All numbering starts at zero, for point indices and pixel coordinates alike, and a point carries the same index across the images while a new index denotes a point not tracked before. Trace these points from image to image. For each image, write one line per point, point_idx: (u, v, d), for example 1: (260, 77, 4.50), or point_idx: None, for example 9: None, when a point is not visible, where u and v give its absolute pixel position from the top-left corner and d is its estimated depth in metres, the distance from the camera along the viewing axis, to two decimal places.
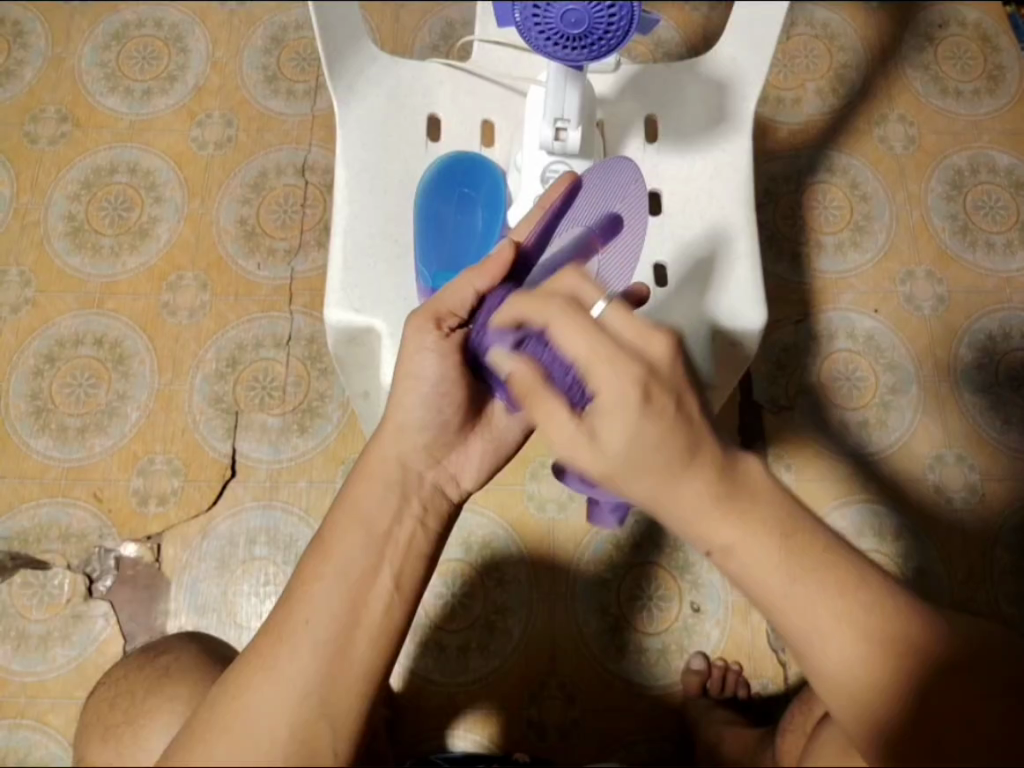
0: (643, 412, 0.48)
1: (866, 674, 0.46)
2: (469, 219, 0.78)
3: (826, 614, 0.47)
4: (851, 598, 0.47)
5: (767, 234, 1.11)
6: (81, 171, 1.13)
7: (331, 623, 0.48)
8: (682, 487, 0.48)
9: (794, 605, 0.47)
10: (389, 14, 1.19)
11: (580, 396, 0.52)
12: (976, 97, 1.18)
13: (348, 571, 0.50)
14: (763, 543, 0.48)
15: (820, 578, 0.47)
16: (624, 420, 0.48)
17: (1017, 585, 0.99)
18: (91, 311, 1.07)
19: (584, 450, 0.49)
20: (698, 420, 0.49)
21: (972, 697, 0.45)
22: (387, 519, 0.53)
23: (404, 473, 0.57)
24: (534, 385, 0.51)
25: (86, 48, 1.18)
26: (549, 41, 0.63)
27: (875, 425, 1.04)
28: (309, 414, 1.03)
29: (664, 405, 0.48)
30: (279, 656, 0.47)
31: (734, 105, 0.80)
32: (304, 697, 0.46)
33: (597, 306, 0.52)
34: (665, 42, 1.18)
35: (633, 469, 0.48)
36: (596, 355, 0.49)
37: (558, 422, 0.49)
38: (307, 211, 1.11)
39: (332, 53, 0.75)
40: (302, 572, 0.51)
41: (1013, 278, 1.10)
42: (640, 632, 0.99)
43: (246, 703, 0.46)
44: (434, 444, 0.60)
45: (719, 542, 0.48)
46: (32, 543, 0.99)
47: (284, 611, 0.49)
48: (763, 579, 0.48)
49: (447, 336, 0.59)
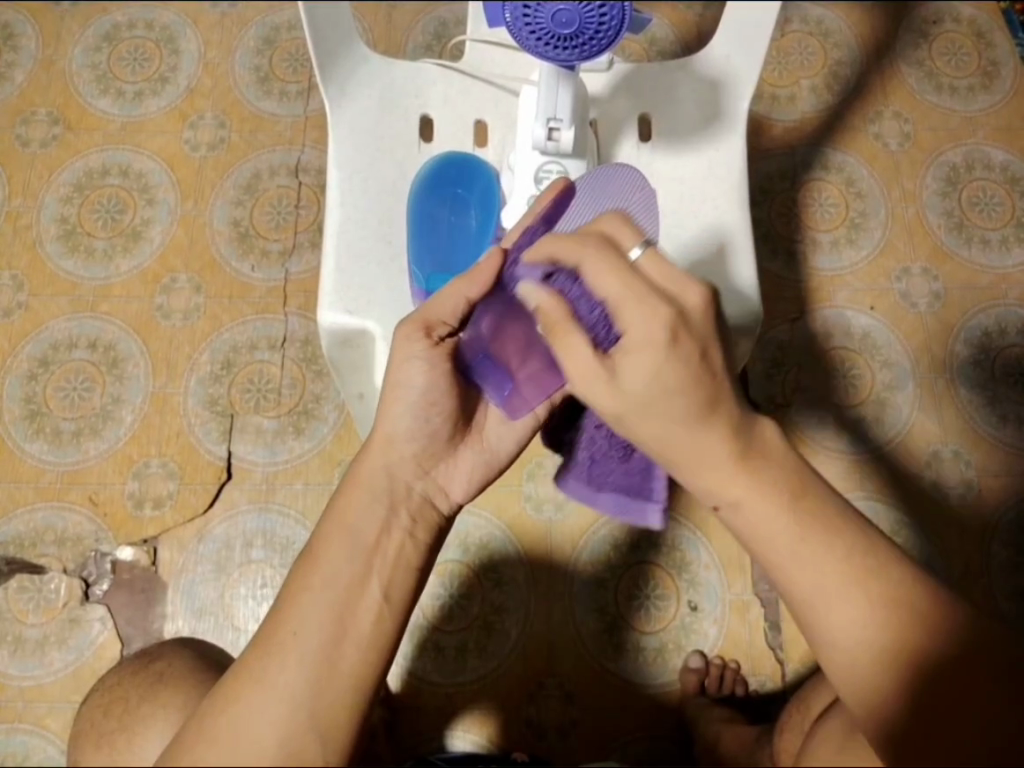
0: (668, 354, 0.49)
1: (868, 651, 0.46)
2: (463, 220, 0.77)
3: (831, 584, 0.47)
4: (864, 572, 0.48)
5: (763, 232, 1.11)
6: (73, 174, 1.12)
7: (322, 634, 0.48)
8: (700, 439, 0.50)
9: (801, 564, 0.48)
10: (382, 13, 1.18)
11: (605, 334, 0.53)
12: (971, 93, 1.18)
13: (337, 582, 0.50)
14: (772, 501, 0.49)
15: (830, 547, 0.48)
16: (649, 355, 0.49)
17: (1014, 580, 0.99)
18: (84, 314, 1.06)
19: (602, 386, 0.50)
20: (721, 373, 0.50)
21: (981, 687, 0.45)
22: (375, 531, 0.53)
23: (392, 484, 0.56)
24: (561, 320, 0.52)
25: (76, 49, 1.17)
26: (539, 40, 0.62)
27: (871, 422, 1.04)
28: (304, 416, 1.03)
29: (690, 353, 0.49)
30: (270, 665, 0.47)
31: (729, 103, 0.80)
32: (295, 710, 0.46)
33: (635, 248, 0.52)
34: (659, 40, 1.18)
35: (649, 410, 0.50)
36: (627, 295, 0.50)
37: (578, 354, 0.51)
38: (301, 212, 1.10)
39: (323, 55, 0.74)
40: (292, 582, 0.50)
41: (1008, 274, 1.10)
42: (638, 631, 0.99)
43: (235, 713, 0.46)
44: (425, 447, 0.59)
45: (729, 496, 0.50)
46: (27, 547, 0.98)
47: (275, 622, 0.49)
48: (769, 531, 0.49)
49: (438, 344, 0.59)
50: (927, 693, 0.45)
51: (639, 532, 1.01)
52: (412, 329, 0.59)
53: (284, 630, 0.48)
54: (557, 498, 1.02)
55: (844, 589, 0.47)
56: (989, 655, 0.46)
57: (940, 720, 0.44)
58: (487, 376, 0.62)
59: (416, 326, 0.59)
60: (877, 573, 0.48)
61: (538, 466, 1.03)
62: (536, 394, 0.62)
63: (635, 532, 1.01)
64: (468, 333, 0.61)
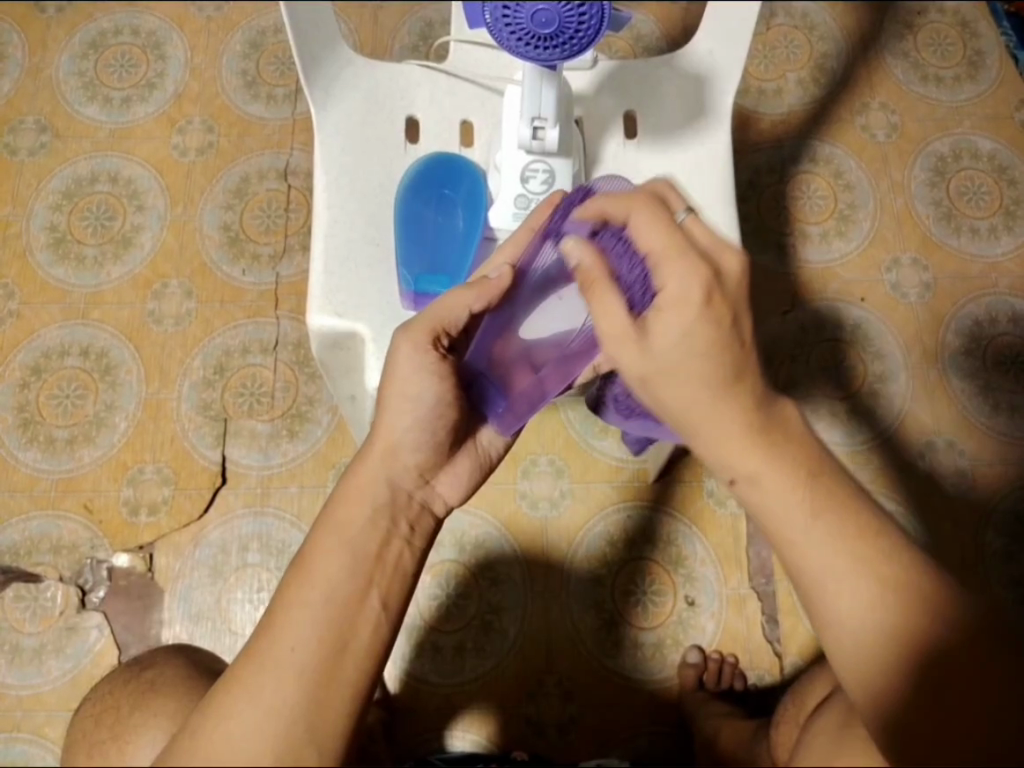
0: (700, 315, 0.49)
1: (877, 639, 0.47)
2: (450, 220, 0.77)
3: (841, 558, 0.49)
4: (875, 557, 0.49)
5: (752, 225, 1.11)
6: (62, 182, 1.12)
7: (315, 647, 0.48)
8: (719, 411, 0.50)
9: (814, 544, 0.49)
10: (368, 15, 1.18)
11: (642, 296, 0.52)
12: (957, 83, 1.18)
13: (335, 594, 0.50)
14: (791, 487, 0.50)
15: (841, 531, 0.50)
16: (682, 314, 0.49)
17: (1010, 569, 0.99)
18: (75, 322, 1.06)
19: (631, 349, 0.50)
20: (749, 341, 0.50)
21: (978, 673, 0.46)
22: (376, 544, 0.53)
23: (393, 494, 0.56)
24: (598, 277, 0.51)
25: (63, 57, 1.17)
26: (522, 43, 0.63)
27: (863, 412, 1.04)
28: (298, 419, 1.03)
29: (722, 316, 0.49)
30: (264, 679, 0.46)
31: (713, 98, 0.80)
32: (293, 722, 0.46)
33: (681, 212, 0.53)
34: (645, 36, 1.18)
35: (673, 376, 0.50)
36: (664, 256, 0.50)
37: (610, 315, 0.50)
38: (291, 215, 1.10)
39: (307, 57, 0.74)
40: (285, 593, 0.50)
41: (998, 264, 1.10)
42: (635, 627, 0.99)
43: (228, 731, 0.45)
44: (427, 456, 0.59)
45: (745, 469, 0.51)
46: (23, 556, 0.98)
47: (267, 637, 0.48)
48: (781, 509, 0.50)
49: (443, 355, 0.59)
50: (925, 674, 0.46)
51: (636, 527, 1.02)
52: (421, 338, 0.58)
53: (280, 644, 0.47)
54: (552, 495, 1.02)
55: (853, 563, 0.49)
56: (981, 647, 0.47)
57: (939, 701, 0.45)
58: (484, 394, 0.64)
59: (425, 331, 0.58)
60: (888, 557, 0.49)
61: (532, 464, 1.03)
62: (529, 409, 0.63)
63: (631, 528, 1.02)
64: (472, 350, 0.63)
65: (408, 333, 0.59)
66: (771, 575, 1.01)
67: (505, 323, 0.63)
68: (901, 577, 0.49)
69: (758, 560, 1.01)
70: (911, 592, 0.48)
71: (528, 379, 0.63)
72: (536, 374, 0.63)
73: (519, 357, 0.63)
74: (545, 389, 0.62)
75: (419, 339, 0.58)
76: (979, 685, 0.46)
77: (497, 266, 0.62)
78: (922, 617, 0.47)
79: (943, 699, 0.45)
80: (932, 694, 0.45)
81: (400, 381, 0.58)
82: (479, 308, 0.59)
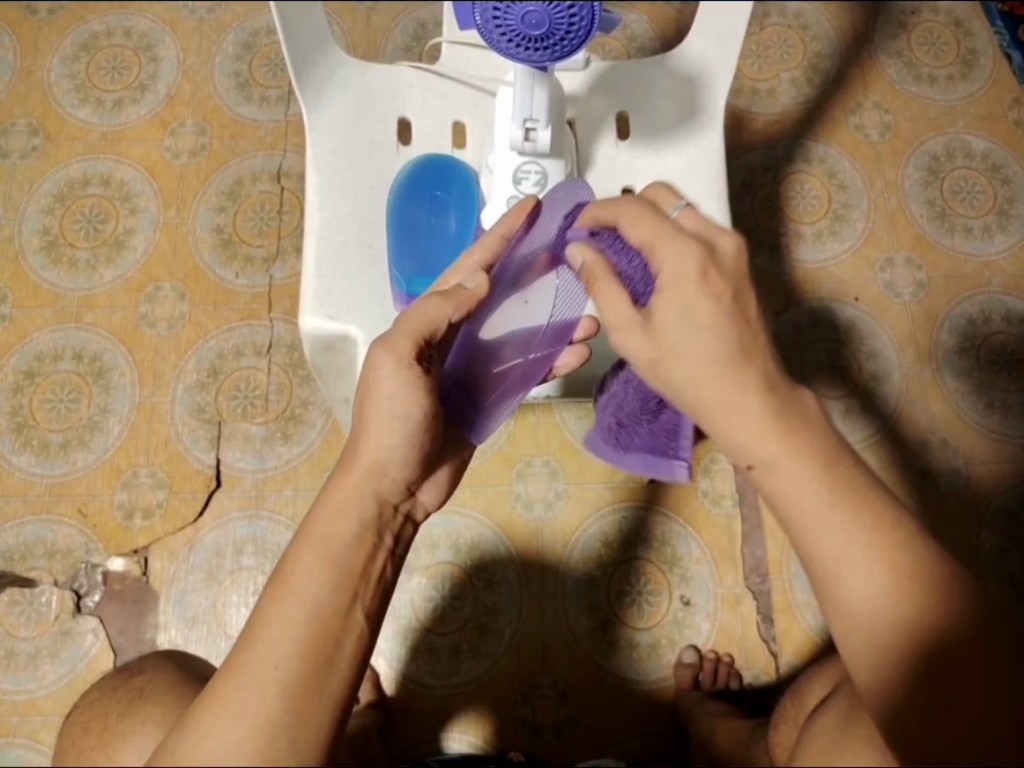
0: (699, 289, 0.52)
1: (886, 619, 0.47)
2: (442, 222, 0.78)
3: (854, 547, 0.49)
4: (888, 539, 0.49)
5: (746, 225, 1.11)
6: (54, 185, 1.12)
7: (298, 663, 0.47)
8: (728, 395, 0.51)
9: (826, 523, 0.49)
10: (359, 15, 1.18)
11: (642, 287, 0.58)
12: (950, 82, 1.18)
13: (320, 608, 0.49)
14: (806, 465, 0.50)
15: (853, 522, 0.49)
16: (682, 294, 0.52)
17: (1005, 567, 0.99)
18: (68, 325, 1.06)
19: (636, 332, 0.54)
20: (748, 325, 0.53)
21: (979, 669, 0.46)
22: (363, 558, 0.52)
23: (380, 509, 0.55)
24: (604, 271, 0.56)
25: (54, 59, 1.17)
26: (509, 41, 0.62)
27: (852, 414, 1.04)
28: (292, 422, 1.03)
29: (720, 293, 0.52)
30: (246, 696, 0.46)
31: (705, 97, 0.80)
32: (276, 738, 0.45)
33: (675, 208, 0.58)
34: (638, 36, 1.18)
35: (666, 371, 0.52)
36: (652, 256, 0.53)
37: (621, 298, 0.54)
38: (284, 217, 1.10)
39: (298, 60, 0.73)
40: (262, 610, 0.49)
41: (992, 262, 1.10)
42: (627, 628, 0.99)
43: (208, 749, 0.45)
44: (415, 470, 0.58)
45: (763, 456, 0.51)
46: (18, 561, 0.98)
47: (246, 652, 0.48)
48: (798, 497, 0.50)
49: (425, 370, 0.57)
50: (930, 671, 0.46)
51: (629, 528, 1.02)
52: (404, 353, 0.57)
53: (261, 663, 0.47)
54: (546, 498, 1.02)
55: (864, 559, 0.48)
56: (990, 647, 0.47)
57: (943, 699, 0.45)
58: (461, 404, 0.64)
59: (407, 344, 0.57)
60: (900, 536, 0.49)
61: (526, 465, 1.03)
62: (496, 409, 0.66)
63: (625, 529, 1.02)
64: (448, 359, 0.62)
65: (388, 346, 0.57)
66: (767, 574, 1.01)
67: (474, 328, 0.63)
68: (913, 566, 0.48)
69: (753, 559, 1.01)
70: (922, 581, 0.48)
71: (494, 378, 0.65)
72: (501, 373, 0.65)
73: (487, 358, 0.65)
74: (509, 392, 0.66)
75: (401, 353, 0.57)
76: (982, 683, 0.45)
77: (476, 273, 0.62)
78: (931, 604, 0.47)
79: (945, 696, 0.45)
80: (935, 691, 0.45)
81: (387, 398, 0.56)
82: (458, 317, 0.59)
